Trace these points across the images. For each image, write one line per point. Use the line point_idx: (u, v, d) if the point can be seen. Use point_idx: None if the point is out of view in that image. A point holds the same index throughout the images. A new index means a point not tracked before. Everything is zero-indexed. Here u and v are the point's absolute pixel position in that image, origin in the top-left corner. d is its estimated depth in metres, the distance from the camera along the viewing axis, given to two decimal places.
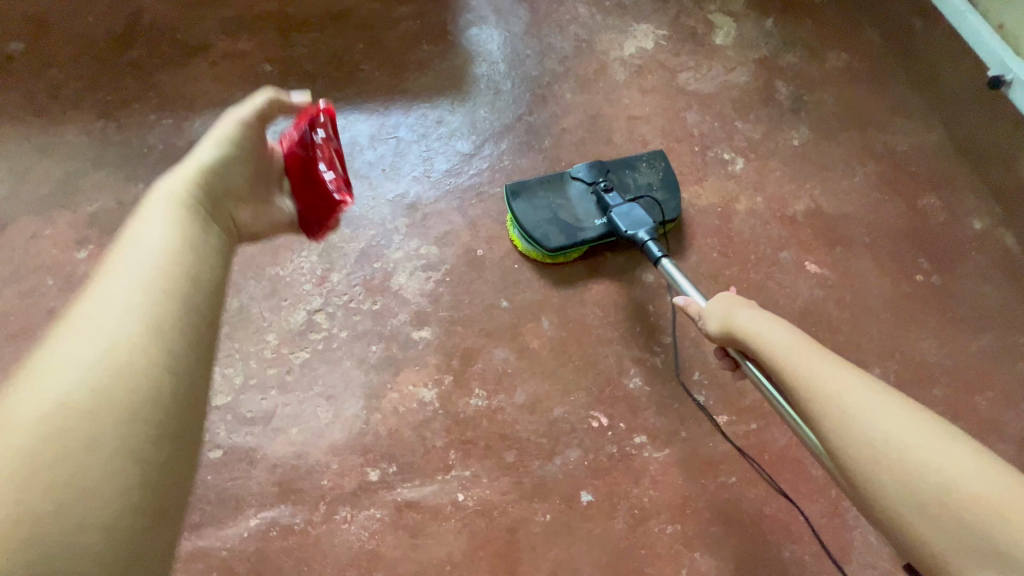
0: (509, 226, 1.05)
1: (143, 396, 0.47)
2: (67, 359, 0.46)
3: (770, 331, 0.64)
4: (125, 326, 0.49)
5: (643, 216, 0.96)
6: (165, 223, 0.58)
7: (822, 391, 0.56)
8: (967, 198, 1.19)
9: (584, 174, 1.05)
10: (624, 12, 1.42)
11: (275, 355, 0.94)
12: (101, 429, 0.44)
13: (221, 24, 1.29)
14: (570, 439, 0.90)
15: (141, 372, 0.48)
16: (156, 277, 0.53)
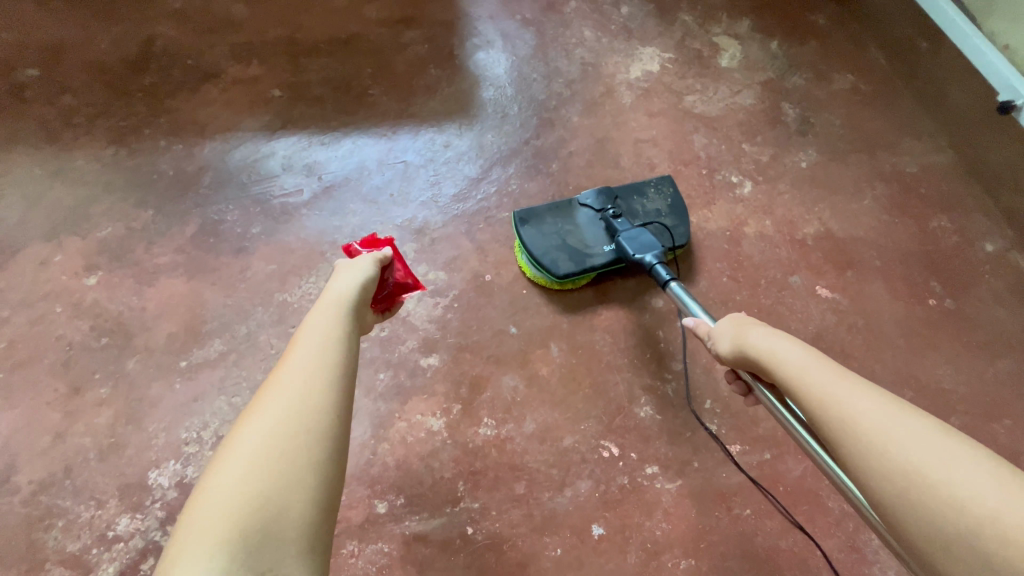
0: (518, 253, 1.05)
1: (312, 495, 0.47)
2: (265, 426, 0.49)
3: (778, 349, 0.62)
4: (300, 416, 0.50)
5: (652, 241, 0.96)
6: (336, 313, 0.63)
7: (832, 412, 0.54)
8: (978, 221, 1.18)
9: (592, 200, 1.05)
10: (630, 35, 1.43)
11: None
12: (272, 527, 0.44)
13: (232, 50, 1.31)
14: (581, 470, 0.88)
15: (311, 465, 0.48)
16: (333, 345, 0.58)
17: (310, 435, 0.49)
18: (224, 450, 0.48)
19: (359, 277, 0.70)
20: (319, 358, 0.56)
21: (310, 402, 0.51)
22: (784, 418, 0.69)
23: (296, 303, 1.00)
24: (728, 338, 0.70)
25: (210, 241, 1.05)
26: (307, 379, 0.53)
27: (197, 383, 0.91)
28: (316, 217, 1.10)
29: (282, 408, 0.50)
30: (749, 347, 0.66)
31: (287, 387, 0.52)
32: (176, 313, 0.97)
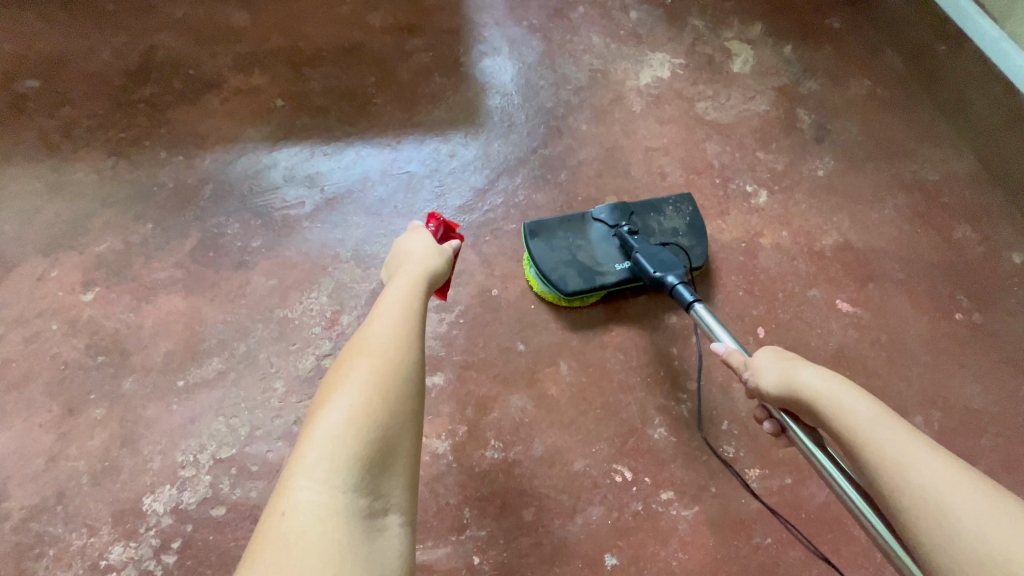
0: (526, 266, 1.02)
1: (412, 440, 0.55)
2: (378, 358, 0.57)
3: (839, 397, 0.59)
4: (407, 369, 0.57)
5: (671, 259, 0.90)
6: (415, 284, 0.72)
7: (897, 475, 0.51)
8: (1004, 231, 1.14)
9: (606, 215, 1.01)
10: (639, 41, 1.40)
11: (282, 404, 0.89)
12: (387, 459, 0.52)
13: (235, 60, 1.29)
14: (592, 495, 0.84)
15: (414, 416, 0.56)
16: (419, 311, 0.67)
17: (414, 389, 0.57)
18: (337, 385, 0.55)
19: (432, 258, 0.78)
20: (414, 324, 0.63)
21: (414, 361, 0.59)
22: (823, 465, 0.64)
23: (296, 319, 0.97)
24: (776, 372, 0.66)
25: (210, 255, 1.02)
26: (404, 331, 0.61)
27: (195, 403, 0.88)
28: (319, 230, 1.07)
29: (393, 360, 0.57)
30: (805, 389, 0.62)
31: (395, 342, 0.59)
32: (174, 330, 0.94)
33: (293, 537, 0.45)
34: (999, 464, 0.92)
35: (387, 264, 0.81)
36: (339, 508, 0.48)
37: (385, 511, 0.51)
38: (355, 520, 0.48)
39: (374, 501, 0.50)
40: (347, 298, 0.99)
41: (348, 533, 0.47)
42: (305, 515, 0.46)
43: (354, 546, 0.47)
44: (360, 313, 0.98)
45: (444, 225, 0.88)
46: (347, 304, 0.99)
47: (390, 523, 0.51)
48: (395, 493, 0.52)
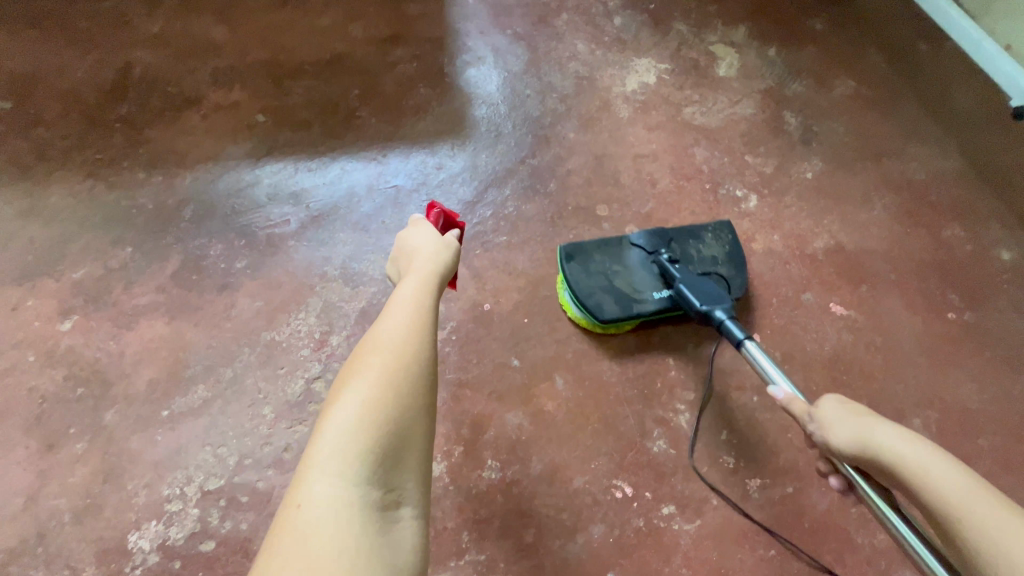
0: (559, 289, 1.00)
1: (424, 433, 0.54)
2: (389, 352, 0.56)
3: (919, 459, 0.57)
4: (418, 362, 0.57)
5: (717, 292, 0.87)
6: (424, 279, 0.70)
7: (991, 548, 0.50)
8: (992, 228, 1.14)
9: (643, 240, 1.00)
10: (624, 47, 1.39)
11: (271, 430, 0.86)
12: (399, 452, 0.51)
13: (214, 75, 1.27)
14: (593, 513, 0.83)
15: (425, 409, 0.55)
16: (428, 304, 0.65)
17: (426, 382, 0.56)
18: (350, 378, 0.54)
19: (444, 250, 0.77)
20: (424, 318, 0.62)
21: (425, 354, 0.58)
22: (896, 526, 0.62)
23: (284, 341, 0.94)
24: (849, 427, 0.65)
25: (193, 278, 1.00)
26: (414, 326, 0.60)
27: (181, 433, 0.85)
28: (305, 248, 1.04)
29: (403, 354, 0.56)
30: (883, 449, 0.60)
31: (405, 336, 0.58)
32: (156, 358, 0.91)
33: (308, 529, 0.44)
34: (997, 463, 0.91)
35: (393, 261, 0.80)
36: (352, 500, 0.47)
37: (398, 503, 0.50)
38: (369, 512, 0.47)
39: (387, 493, 0.49)
40: (336, 317, 0.97)
41: (362, 525, 0.46)
42: (320, 507, 0.46)
43: (367, 539, 0.46)
44: (349, 333, 0.96)
45: (444, 216, 0.87)
46: (336, 324, 0.96)
47: (404, 516, 0.50)
48: (408, 487, 0.51)
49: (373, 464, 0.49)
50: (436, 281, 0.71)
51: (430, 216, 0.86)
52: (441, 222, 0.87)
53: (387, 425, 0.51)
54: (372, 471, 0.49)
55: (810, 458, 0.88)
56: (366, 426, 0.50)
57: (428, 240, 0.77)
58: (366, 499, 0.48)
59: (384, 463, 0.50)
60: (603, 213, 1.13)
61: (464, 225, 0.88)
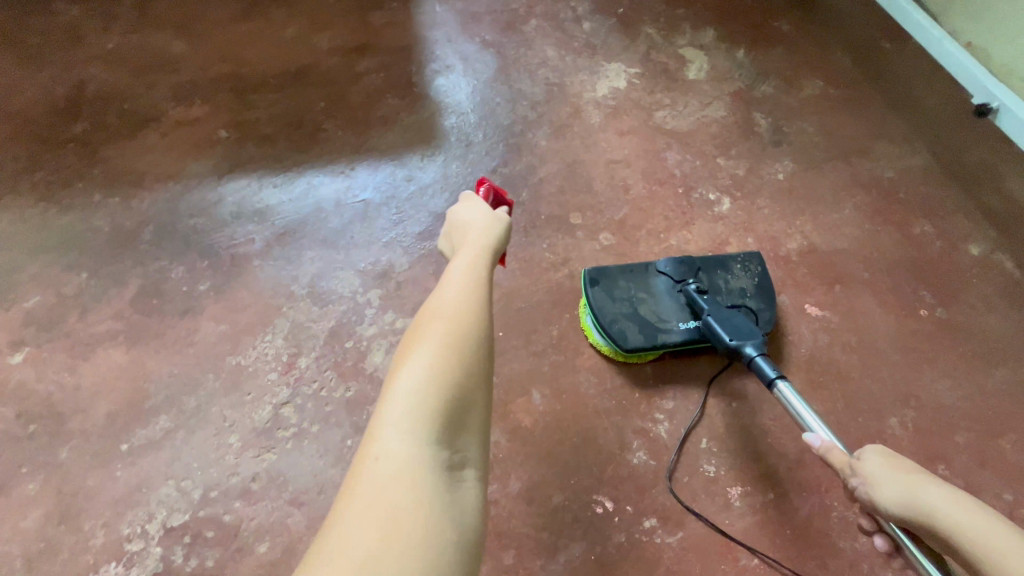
0: (581, 313, 0.98)
1: (484, 398, 0.53)
2: (451, 315, 0.55)
3: (972, 525, 0.53)
4: (477, 325, 0.55)
5: (747, 327, 0.85)
6: (479, 246, 0.68)
7: None
8: (961, 223, 1.15)
9: (670, 268, 0.98)
10: (594, 52, 1.38)
11: (237, 460, 0.83)
12: (463, 415, 0.51)
13: (174, 91, 1.23)
14: (574, 531, 0.81)
15: (485, 374, 0.54)
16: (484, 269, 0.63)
17: (486, 349, 0.55)
18: (414, 342, 0.53)
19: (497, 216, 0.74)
20: (481, 284, 0.61)
21: (485, 320, 0.57)
22: None
23: (250, 366, 0.91)
24: (896, 486, 0.60)
25: (153, 303, 0.96)
26: (471, 291, 0.58)
27: (141, 467, 0.81)
28: (271, 267, 1.01)
29: (465, 319, 0.55)
30: (938, 515, 0.56)
31: (466, 302, 0.57)
32: (115, 389, 0.87)
33: (384, 483, 0.44)
34: (974, 459, 0.91)
35: (444, 233, 0.77)
36: (423, 459, 0.46)
37: (463, 465, 0.50)
38: (439, 471, 0.47)
39: (453, 455, 0.49)
40: (304, 339, 0.94)
41: (435, 484, 0.45)
42: (393, 463, 0.45)
43: (439, 497, 0.45)
44: (318, 354, 0.93)
45: (495, 192, 0.83)
46: (304, 346, 0.93)
47: (468, 477, 0.49)
48: (470, 449, 0.50)
49: (436, 426, 0.48)
50: (491, 250, 0.68)
51: (480, 192, 0.82)
52: (491, 198, 0.83)
53: (449, 388, 0.50)
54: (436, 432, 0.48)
55: (788, 463, 0.87)
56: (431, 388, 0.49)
57: (478, 212, 0.74)
58: (432, 460, 0.47)
59: (447, 425, 0.49)
60: (577, 221, 1.11)
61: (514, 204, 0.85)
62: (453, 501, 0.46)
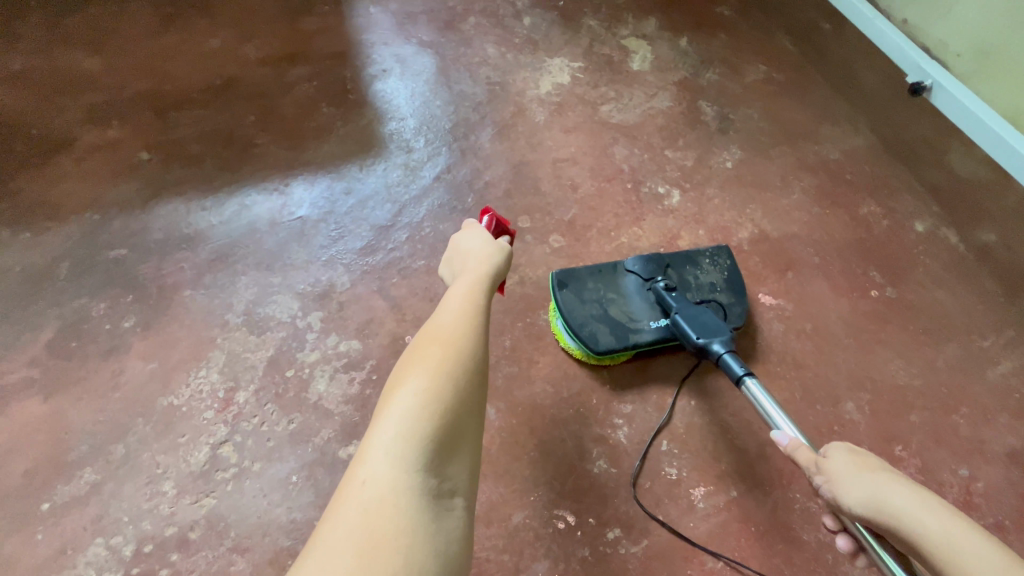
0: (551, 318, 0.95)
1: (478, 424, 0.50)
2: (452, 337, 0.53)
3: (945, 532, 0.51)
4: (476, 349, 0.53)
5: (715, 323, 0.82)
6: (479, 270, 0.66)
7: None
8: (905, 201, 1.16)
9: (639, 267, 0.95)
10: (535, 47, 1.35)
11: (173, 509, 0.78)
12: (455, 441, 0.48)
13: (88, 113, 1.15)
14: (535, 549, 0.79)
15: (479, 399, 0.51)
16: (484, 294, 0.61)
17: (481, 373, 0.52)
18: (411, 361, 0.51)
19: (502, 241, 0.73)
20: (480, 309, 0.59)
21: (482, 344, 0.54)
22: None
23: (184, 406, 0.85)
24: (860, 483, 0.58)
25: (73, 345, 0.89)
26: (471, 314, 0.57)
27: (68, 527, 0.76)
28: (202, 296, 0.95)
29: (462, 341, 0.52)
30: (903, 516, 0.54)
31: (464, 325, 0.55)
32: (35, 443, 0.82)
33: (366, 507, 0.42)
34: (930, 437, 0.92)
35: (446, 261, 0.76)
36: (409, 485, 0.43)
37: (452, 493, 0.46)
38: (425, 498, 0.44)
39: (442, 481, 0.46)
40: (242, 371, 0.89)
41: (418, 512, 0.43)
42: (377, 487, 0.43)
43: (422, 525, 0.42)
44: (257, 387, 0.87)
45: (497, 220, 0.81)
46: (242, 379, 0.88)
47: (458, 506, 0.46)
48: (461, 475, 0.47)
49: (428, 450, 0.45)
50: (492, 277, 0.66)
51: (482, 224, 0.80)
52: (493, 229, 0.81)
53: (445, 409, 0.47)
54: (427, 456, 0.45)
55: (750, 458, 0.86)
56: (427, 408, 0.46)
57: (481, 241, 0.72)
58: (421, 485, 0.44)
59: (440, 449, 0.46)
60: (525, 224, 1.08)
61: (516, 233, 0.83)
62: (438, 532, 0.43)
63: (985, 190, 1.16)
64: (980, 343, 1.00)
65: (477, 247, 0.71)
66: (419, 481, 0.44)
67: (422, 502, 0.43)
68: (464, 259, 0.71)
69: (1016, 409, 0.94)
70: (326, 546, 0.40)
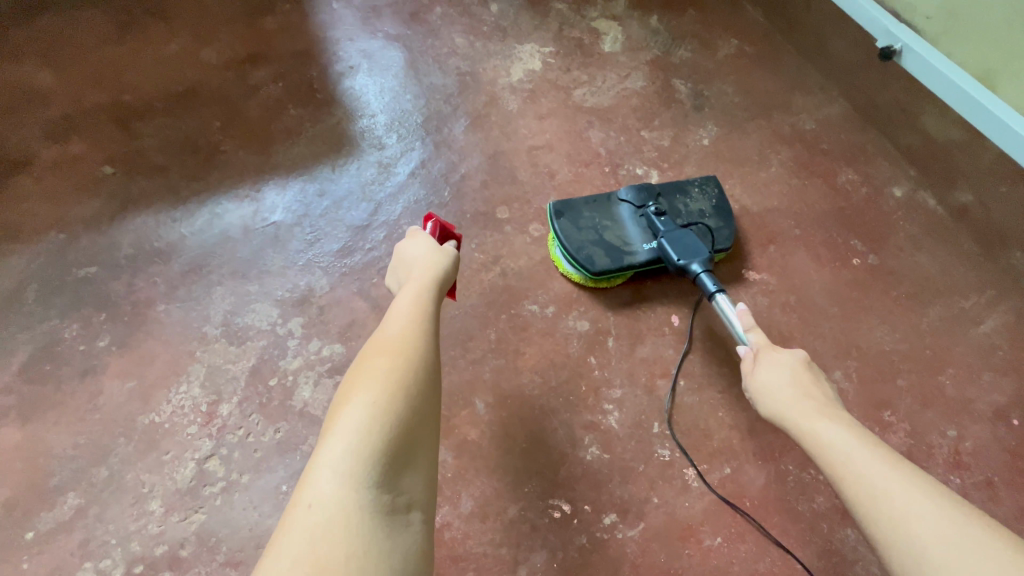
0: (551, 246, 1.00)
1: (429, 436, 0.51)
2: (397, 350, 0.53)
3: (781, 387, 0.69)
4: (424, 362, 0.54)
5: (697, 246, 0.90)
6: (424, 281, 0.67)
7: (819, 442, 0.60)
8: (883, 167, 1.16)
9: (632, 196, 0.99)
10: (504, 34, 1.32)
11: (162, 528, 0.77)
12: (408, 453, 0.48)
13: (46, 129, 1.11)
14: (533, 541, 0.79)
15: (430, 409, 0.52)
16: (429, 306, 0.62)
17: (431, 383, 0.53)
18: (359, 377, 0.51)
19: (449, 249, 0.74)
20: (426, 321, 0.60)
21: (431, 355, 0.55)
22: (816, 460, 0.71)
23: (166, 423, 0.84)
24: (774, 402, 0.68)
25: (47, 369, 0.87)
26: (416, 328, 0.57)
27: (55, 554, 0.75)
28: (178, 310, 0.93)
29: (411, 352, 0.54)
30: (761, 385, 0.71)
31: (411, 337, 0.56)
32: (14, 472, 0.80)
33: (315, 530, 0.41)
34: (917, 400, 0.92)
35: (392, 271, 0.76)
36: (361, 504, 0.43)
37: (408, 507, 0.46)
38: (379, 515, 0.43)
39: (397, 496, 0.46)
40: (224, 383, 0.87)
41: (371, 530, 0.42)
42: (326, 510, 0.42)
43: (375, 544, 0.42)
44: (241, 399, 0.86)
45: (441, 225, 0.81)
46: (224, 391, 0.86)
47: (414, 520, 0.46)
48: (415, 489, 0.48)
49: (379, 466, 0.45)
50: (438, 286, 0.68)
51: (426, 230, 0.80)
52: (438, 234, 0.80)
53: (394, 423, 0.47)
54: (378, 472, 0.45)
55: (742, 434, 0.86)
56: (375, 422, 0.46)
57: (425, 247, 0.73)
58: (373, 503, 0.44)
59: (392, 464, 0.46)
60: (503, 215, 1.06)
61: (462, 237, 0.82)
62: (391, 547, 0.43)
63: (960, 151, 1.17)
64: (962, 303, 1.01)
65: (422, 254, 0.71)
66: (370, 498, 0.44)
67: (374, 518, 0.43)
68: (410, 269, 0.71)
69: (1000, 366, 0.95)
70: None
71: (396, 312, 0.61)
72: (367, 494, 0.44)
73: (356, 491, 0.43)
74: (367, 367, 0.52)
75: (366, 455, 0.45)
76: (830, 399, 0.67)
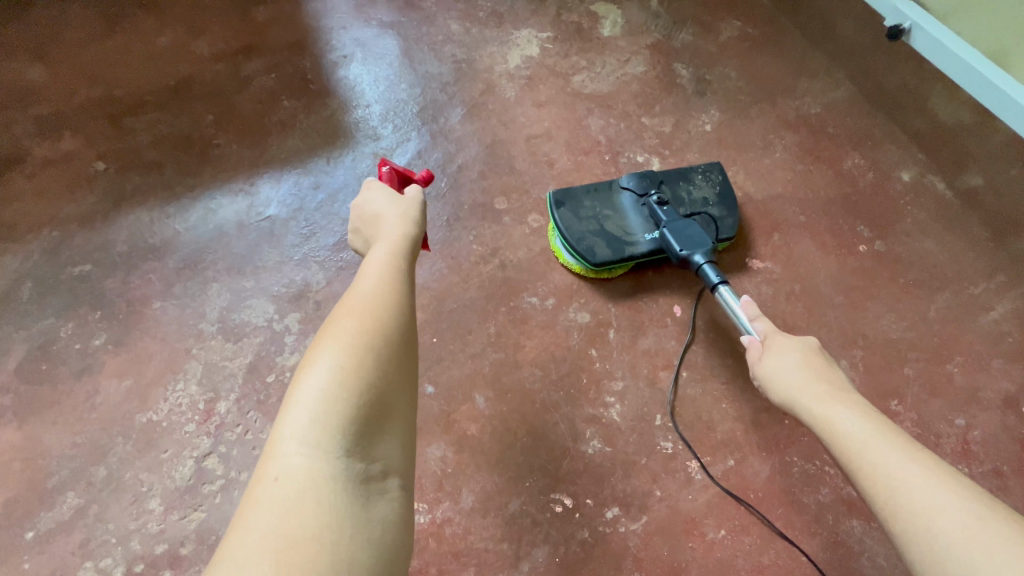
0: (551, 236, 0.99)
1: (405, 401, 0.50)
2: (364, 311, 0.51)
3: (791, 374, 0.67)
4: (393, 325, 0.52)
5: (699, 236, 0.89)
6: (393, 239, 0.64)
7: (832, 430, 0.59)
8: (889, 152, 1.13)
9: (633, 183, 0.97)
10: (501, 20, 1.29)
11: (162, 526, 0.77)
12: (381, 418, 0.47)
13: (38, 125, 1.10)
14: (535, 536, 0.78)
15: (404, 374, 0.51)
16: (398, 266, 0.60)
17: (405, 347, 0.52)
18: (323, 341, 0.49)
19: (420, 203, 0.71)
20: (396, 282, 0.57)
21: (403, 317, 0.53)
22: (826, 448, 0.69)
23: (164, 421, 0.83)
24: (786, 389, 0.66)
25: (44, 369, 0.87)
26: (384, 288, 0.55)
27: (56, 554, 0.75)
28: (174, 307, 0.92)
29: (379, 315, 0.52)
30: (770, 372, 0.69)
31: (380, 298, 0.54)
32: (12, 473, 0.80)
33: (285, 504, 0.40)
34: (924, 389, 0.91)
35: (353, 228, 0.72)
36: (332, 474, 0.42)
37: (384, 474, 0.46)
38: (352, 485, 0.43)
39: (371, 464, 0.45)
40: (221, 380, 0.86)
41: (345, 499, 0.42)
42: (294, 482, 0.41)
43: (351, 513, 0.41)
44: (238, 396, 0.85)
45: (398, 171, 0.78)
46: (221, 388, 0.85)
47: (391, 487, 0.46)
48: (390, 454, 0.47)
49: (349, 434, 0.44)
50: (410, 244, 0.65)
51: (381, 177, 0.77)
52: (395, 180, 0.77)
53: (363, 390, 0.46)
54: (349, 440, 0.44)
55: (746, 427, 0.85)
56: (342, 390, 0.45)
57: (390, 200, 0.70)
58: (345, 471, 0.43)
59: (365, 431, 0.45)
60: (502, 207, 1.04)
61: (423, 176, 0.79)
62: (368, 515, 0.42)
63: (969, 133, 1.14)
64: (971, 290, 0.99)
65: (390, 211, 0.68)
66: (342, 468, 0.43)
67: (348, 489, 0.42)
68: (378, 226, 0.68)
69: (1009, 354, 0.93)
70: (242, 553, 0.38)
71: (362, 273, 0.59)
72: (338, 465, 0.43)
73: (327, 462, 0.42)
74: (332, 330, 0.50)
75: (334, 425, 0.44)
76: (843, 384, 0.65)
